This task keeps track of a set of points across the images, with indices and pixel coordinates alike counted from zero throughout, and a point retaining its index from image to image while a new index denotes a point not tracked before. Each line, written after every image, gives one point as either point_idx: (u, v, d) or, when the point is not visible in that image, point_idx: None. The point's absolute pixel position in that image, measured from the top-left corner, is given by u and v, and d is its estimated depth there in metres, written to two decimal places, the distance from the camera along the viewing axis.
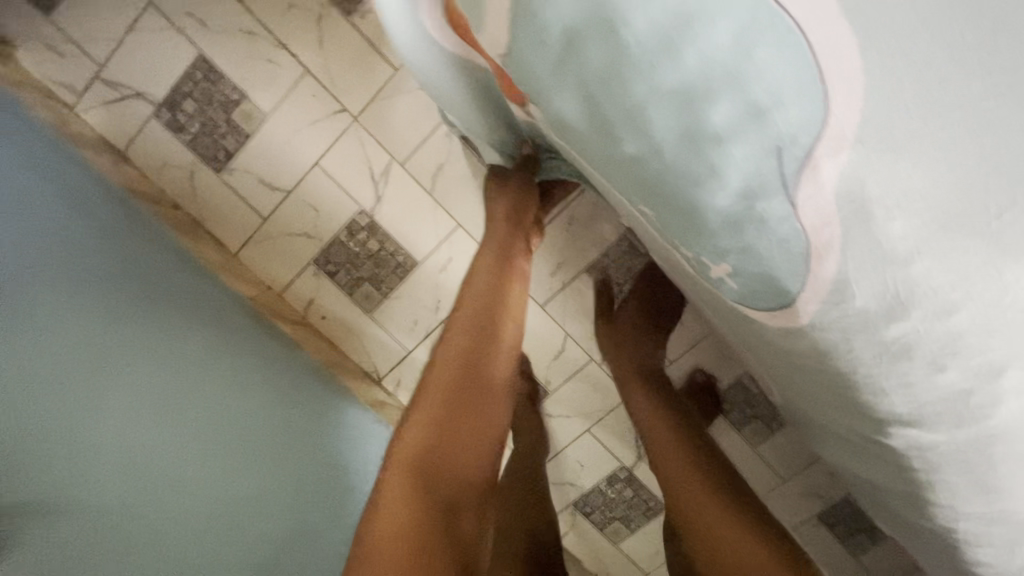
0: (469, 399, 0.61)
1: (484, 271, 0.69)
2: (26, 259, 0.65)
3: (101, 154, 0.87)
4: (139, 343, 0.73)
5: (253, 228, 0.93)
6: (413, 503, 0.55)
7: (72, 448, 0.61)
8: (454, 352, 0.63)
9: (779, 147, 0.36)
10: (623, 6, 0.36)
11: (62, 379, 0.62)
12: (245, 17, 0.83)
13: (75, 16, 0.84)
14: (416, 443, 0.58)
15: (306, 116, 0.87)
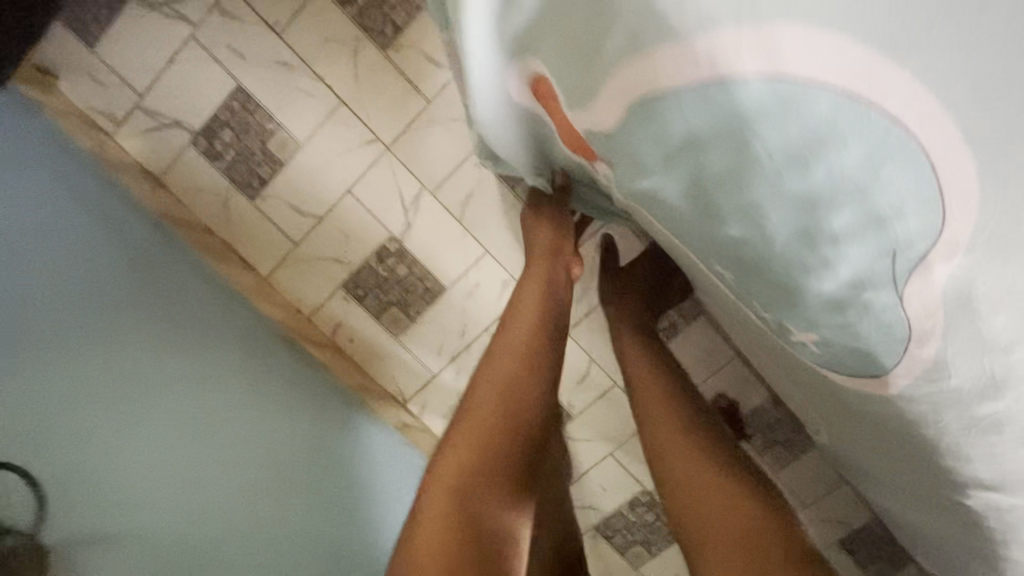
0: (512, 423, 0.62)
1: (527, 298, 0.71)
2: (73, 295, 0.74)
3: (140, 181, 0.89)
4: (181, 370, 0.80)
5: (283, 253, 0.94)
6: (452, 518, 0.55)
7: (143, 449, 0.75)
8: (500, 376, 0.65)
9: (893, 251, 0.36)
10: (754, 120, 0.35)
11: (109, 397, 0.74)
12: (281, 49, 0.85)
13: (115, 48, 0.86)
14: (457, 460, 0.59)
15: (341, 145, 0.89)
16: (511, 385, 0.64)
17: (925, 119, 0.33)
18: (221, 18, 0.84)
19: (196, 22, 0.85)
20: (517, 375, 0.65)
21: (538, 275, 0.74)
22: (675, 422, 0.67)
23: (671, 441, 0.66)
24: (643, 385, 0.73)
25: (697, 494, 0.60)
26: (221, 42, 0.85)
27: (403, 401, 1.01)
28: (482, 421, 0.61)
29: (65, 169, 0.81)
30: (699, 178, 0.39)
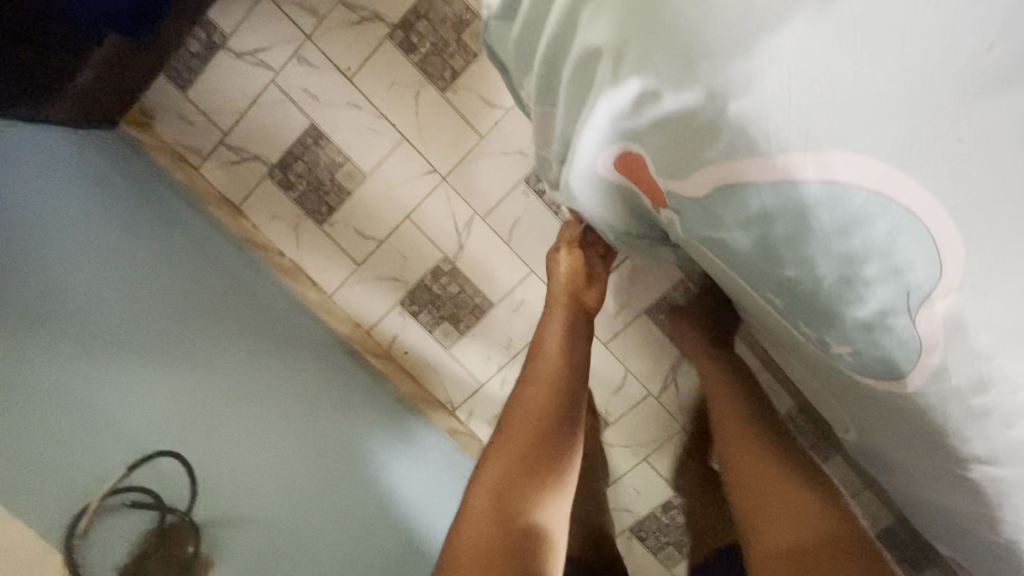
0: (540, 446, 0.73)
1: (551, 330, 0.81)
2: (160, 319, 0.80)
3: (224, 210, 1.00)
4: (256, 383, 0.87)
5: (346, 273, 1.03)
6: (490, 523, 0.67)
7: (225, 456, 0.78)
8: (531, 403, 0.75)
9: (908, 292, 0.43)
10: (809, 198, 0.41)
11: (193, 410, 0.77)
12: (351, 91, 0.96)
13: (205, 92, 0.97)
14: (494, 476, 0.71)
15: (402, 175, 0.99)
16: (539, 411, 0.75)
17: (911, 193, 0.40)
18: (298, 65, 0.95)
19: (277, 69, 0.95)
20: (545, 402, 0.75)
21: (559, 315, 0.83)
22: (742, 427, 0.75)
23: (740, 443, 0.73)
24: (714, 394, 0.80)
25: (758, 489, 0.69)
26: (299, 86, 0.96)
27: (452, 408, 1.10)
28: (515, 442, 0.73)
29: (164, 204, 0.93)
30: (768, 237, 0.46)
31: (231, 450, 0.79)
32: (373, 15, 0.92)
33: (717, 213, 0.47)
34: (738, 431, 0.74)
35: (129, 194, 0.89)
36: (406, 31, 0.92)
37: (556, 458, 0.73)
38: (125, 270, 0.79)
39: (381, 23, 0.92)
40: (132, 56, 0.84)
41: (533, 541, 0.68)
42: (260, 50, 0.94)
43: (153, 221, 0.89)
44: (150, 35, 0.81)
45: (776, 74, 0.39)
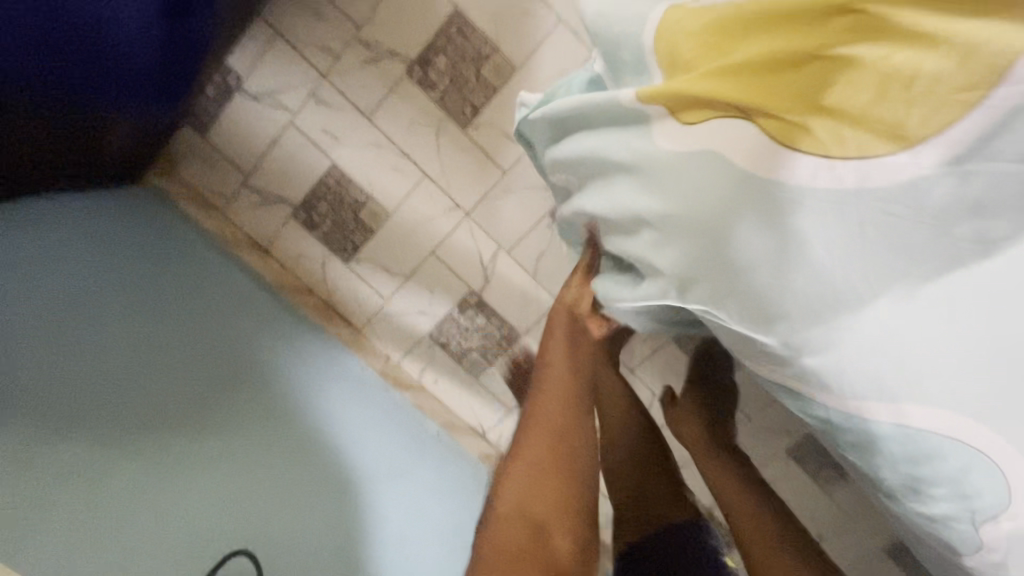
0: (558, 459, 0.65)
1: (556, 345, 0.72)
2: (197, 384, 0.85)
3: (254, 253, 1.01)
4: (285, 414, 0.91)
5: (375, 308, 1.05)
6: (516, 550, 0.61)
7: (252, 491, 0.84)
8: (548, 415, 0.67)
9: (973, 513, 0.42)
10: (878, 430, 0.42)
11: (219, 462, 0.83)
12: (371, 130, 0.94)
13: (226, 137, 0.96)
14: (519, 491, 0.64)
15: (427, 211, 0.98)
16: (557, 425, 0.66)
17: (989, 443, 0.39)
18: (317, 105, 0.93)
19: (296, 110, 0.94)
20: (562, 416, 0.67)
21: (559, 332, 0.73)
22: (753, 516, 0.74)
23: (759, 537, 0.72)
24: (727, 487, 0.79)
25: None
26: (318, 127, 0.94)
27: (483, 431, 1.13)
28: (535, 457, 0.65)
29: (193, 254, 0.94)
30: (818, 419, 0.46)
31: (218, 488, 0.81)
32: (390, 51, 0.89)
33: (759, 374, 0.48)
34: (762, 531, 0.72)
35: (162, 248, 0.91)
36: (425, 67, 0.89)
37: (581, 471, 0.65)
38: (158, 339, 0.83)
39: (399, 60, 0.89)
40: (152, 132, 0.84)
41: (564, 557, 0.61)
42: (276, 93, 0.93)
43: (182, 276, 0.90)
44: (164, 109, 0.79)
45: (852, 343, 0.40)
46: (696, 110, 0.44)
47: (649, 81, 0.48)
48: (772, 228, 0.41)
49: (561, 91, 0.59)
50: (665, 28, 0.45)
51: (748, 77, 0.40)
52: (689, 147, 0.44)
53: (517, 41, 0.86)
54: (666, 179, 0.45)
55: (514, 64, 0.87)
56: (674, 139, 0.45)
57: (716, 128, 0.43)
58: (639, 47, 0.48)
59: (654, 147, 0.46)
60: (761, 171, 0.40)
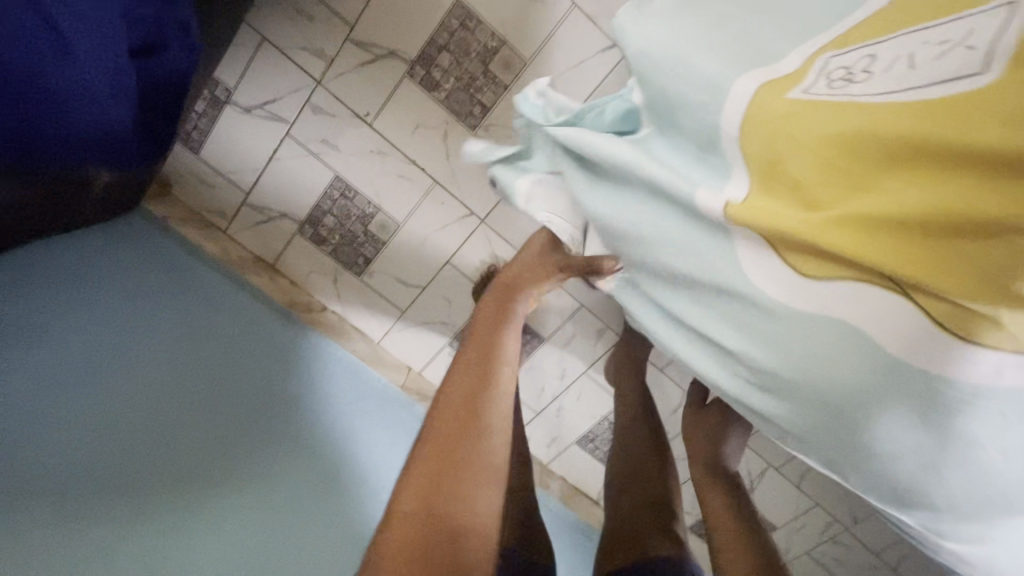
0: (471, 428, 0.58)
1: (480, 326, 0.69)
2: (214, 427, 0.84)
3: (260, 274, 0.98)
4: (296, 451, 0.89)
5: (392, 320, 1.02)
6: (421, 536, 0.51)
7: (260, 525, 0.84)
8: (467, 370, 0.64)
9: None
10: None
11: (230, 496, 0.82)
12: (373, 137, 0.87)
13: (220, 153, 0.90)
14: (419, 485, 0.54)
15: (438, 221, 0.92)
16: (466, 402, 0.60)
17: None
18: (313, 114, 0.86)
19: (292, 121, 0.87)
20: (474, 393, 0.61)
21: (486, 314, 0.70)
22: (740, 550, 0.73)
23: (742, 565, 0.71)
24: (715, 515, 0.78)
25: None
26: (316, 137, 0.88)
27: None
28: (441, 438, 0.57)
29: (193, 282, 0.90)
30: (879, 493, 0.42)
31: (226, 523, 0.81)
32: (387, 51, 0.80)
33: (829, 461, 0.43)
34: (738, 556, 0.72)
35: (165, 283, 0.88)
36: (428, 66, 0.81)
37: (495, 424, 0.60)
38: (168, 388, 0.82)
39: (397, 59, 0.81)
40: (131, 181, 0.79)
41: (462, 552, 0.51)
42: (268, 103, 0.86)
43: (190, 305, 0.89)
44: (145, 166, 0.73)
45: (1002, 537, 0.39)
46: (824, 266, 0.38)
47: (723, 172, 0.44)
48: (926, 426, 0.37)
49: (593, 116, 0.56)
50: (756, 126, 0.41)
51: (892, 237, 0.35)
52: (815, 309, 0.39)
53: (525, 32, 0.77)
54: (785, 336, 0.41)
55: (523, 58, 0.79)
56: (789, 291, 0.40)
57: (857, 293, 0.37)
58: (713, 128, 0.43)
59: (760, 294, 0.41)
60: (914, 360, 0.36)
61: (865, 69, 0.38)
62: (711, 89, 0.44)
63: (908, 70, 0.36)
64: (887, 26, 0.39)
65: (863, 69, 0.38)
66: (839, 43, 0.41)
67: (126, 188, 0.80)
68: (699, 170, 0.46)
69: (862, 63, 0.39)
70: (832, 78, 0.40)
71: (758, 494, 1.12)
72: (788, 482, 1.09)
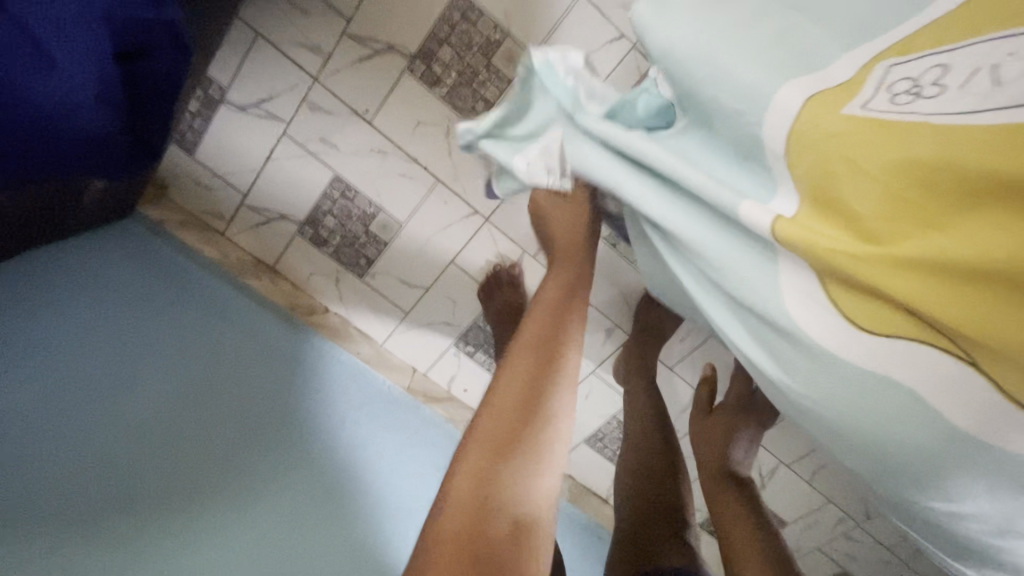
0: (536, 409, 0.54)
1: (547, 296, 0.63)
2: (215, 434, 0.83)
3: (262, 277, 0.96)
4: (296, 457, 0.87)
5: (395, 321, 1.01)
6: (473, 524, 0.48)
7: (261, 533, 0.82)
8: (532, 343, 0.58)
9: None
10: None
11: (229, 504, 0.81)
12: (373, 136, 0.84)
13: (215, 154, 0.88)
14: (478, 463, 0.51)
15: (441, 220, 0.90)
16: (530, 387, 0.55)
17: None
18: (311, 112, 0.83)
19: (289, 120, 0.84)
20: (539, 377, 0.56)
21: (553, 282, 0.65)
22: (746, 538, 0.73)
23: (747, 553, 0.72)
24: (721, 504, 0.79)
25: None
26: (315, 136, 0.85)
27: None
28: (500, 422, 0.53)
29: (190, 287, 0.88)
30: (915, 519, 0.39)
31: (227, 533, 0.79)
32: (386, 46, 0.77)
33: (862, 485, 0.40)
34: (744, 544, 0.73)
35: (162, 289, 0.86)
36: (428, 61, 0.78)
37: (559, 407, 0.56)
38: (168, 396, 0.81)
39: (397, 54, 0.78)
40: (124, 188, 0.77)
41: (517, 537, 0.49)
42: (264, 101, 0.83)
43: (189, 311, 0.87)
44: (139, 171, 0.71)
45: None
46: (883, 318, 0.35)
47: (770, 188, 0.41)
48: (992, 487, 0.34)
49: (627, 111, 0.55)
50: (807, 145, 0.38)
51: (963, 288, 0.31)
52: (870, 362, 0.35)
53: (530, 24, 0.74)
54: (845, 393, 0.37)
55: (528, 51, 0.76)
56: (847, 346, 0.36)
57: (918, 353, 0.34)
58: (756, 140, 0.41)
59: (802, 332, 0.38)
60: (971, 427, 0.33)
61: (936, 82, 0.34)
62: (745, 95, 0.41)
63: (991, 86, 0.31)
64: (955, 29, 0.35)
65: (934, 82, 0.34)
66: (900, 49, 0.37)
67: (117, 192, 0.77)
68: (748, 182, 0.43)
69: (934, 74, 0.34)
70: (896, 91, 0.35)
71: (771, 494, 1.10)
72: (800, 479, 1.07)
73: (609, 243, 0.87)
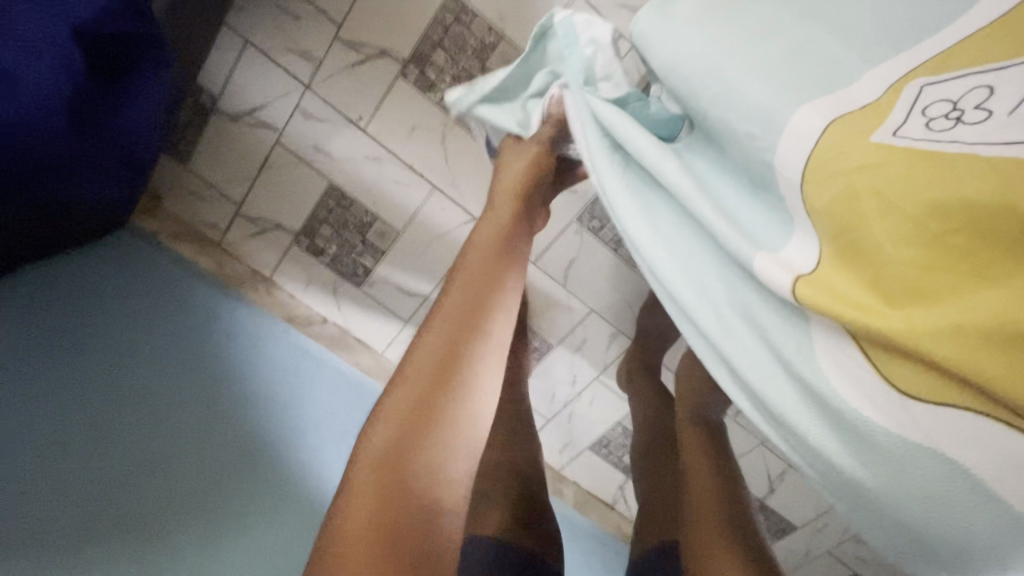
0: (455, 377, 0.47)
1: (479, 248, 0.55)
2: (214, 448, 0.81)
3: (258, 289, 0.95)
4: (291, 467, 0.86)
5: (394, 329, 0.99)
6: (380, 512, 0.42)
7: (263, 546, 0.80)
8: (456, 302, 0.50)
9: None
10: None
11: (227, 520, 0.79)
12: (368, 142, 0.82)
13: (207, 163, 0.86)
14: (386, 444, 0.44)
15: (438, 227, 0.88)
16: (446, 358, 0.47)
17: None
18: (304, 119, 0.81)
19: (282, 127, 0.82)
20: (462, 337, 0.49)
21: (488, 233, 0.57)
22: (706, 477, 0.70)
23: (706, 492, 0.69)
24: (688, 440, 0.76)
25: (700, 524, 0.65)
26: (309, 143, 0.83)
27: None
28: (412, 402, 0.45)
29: (186, 301, 0.88)
30: None
31: (227, 548, 0.77)
32: (378, 50, 0.75)
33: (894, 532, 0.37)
34: (701, 479, 0.70)
35: (160, 301, 0.86)
36: (422, 66, 0.75)
37: (484, 373, 0.49)
38: (168, 410, 0.80)
39: (390, 59, 0.75)
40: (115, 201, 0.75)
41: (428, 525, 0.43)
42: (257, 109, 0.81)
43: (185, 323, 0.86)
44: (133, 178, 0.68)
45: None
46: (926, 380, 0.30)
47: (786, 228, 0.38)
48: None
49: (638, 104, 0.53)
50: (830, 174, 0.35)
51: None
52: (902, 428, 0.31)
53: (525, 26, 0.72)
54: (894, 476, 0.32)
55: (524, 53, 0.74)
56: (888, 415, 0.32)
57: (965, 424, 0.29)
58: (768, 167, 0.38)
59: (822, 382, 0.34)
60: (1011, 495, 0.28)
61: (980, 107, 0.31)
62: (759, 114, 0.39)
63: None
64: (991, 48, 0.32)
65: (976, 107, 0.31)
66: (936, 66, 0.34)
67: (110, 209, 0.76)
68: (761, 217, 0.40)
69: (976, 98, 0.31)
70: (932, 114, 0.32)
71: (781, 498, 1.08)
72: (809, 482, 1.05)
73: (611, 248, 0.85)
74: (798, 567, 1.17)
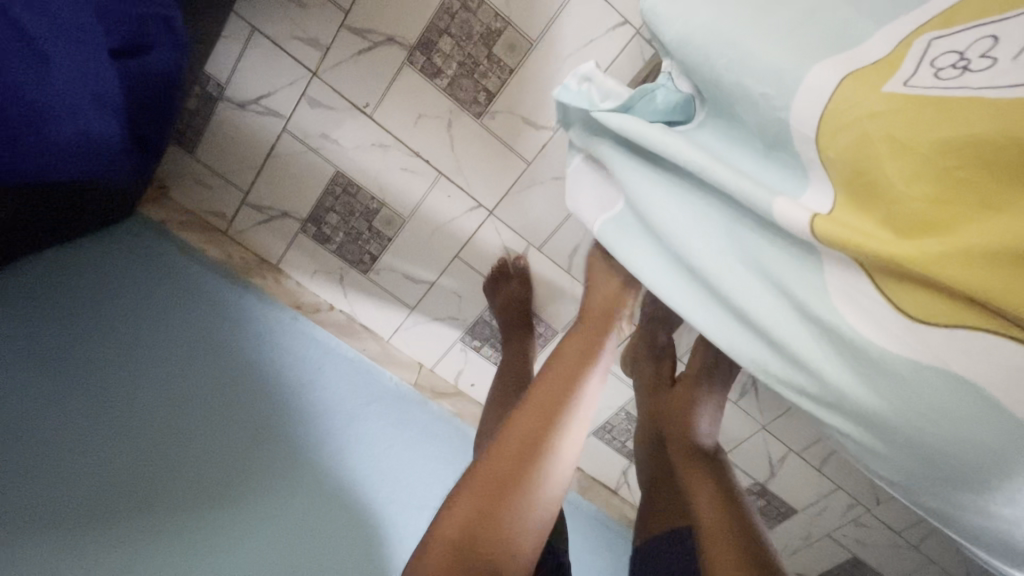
0: (533, 466, 0.55)
1: (568, 354, 0.64)
2: (226, 429, 0.83)
3: (266, 276, 0.96)
4: (307, 464, 0.87)
5: (400, 316, 1.01)
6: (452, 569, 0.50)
7: (273, 525, 0.82)
8: (540, 398, 0.60)
9: None
10: None
11: (239, 502, 0.81)
12: (374, 130, 0.83)
13: (215, 152, 0.87)
14: (466, 515, 0.52)
15: (444, 215, 0.89)
16: (525, 446, 0.56)
17: None
18: (311, 107, 0.82)
19: (289, 115, 0.83)
20: (542, 429, 0.57)
21: (573, 345, 0.65)
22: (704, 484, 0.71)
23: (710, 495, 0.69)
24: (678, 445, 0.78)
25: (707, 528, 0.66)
26: (316, 131, 0.84)
27: None
28: (491, 475, 0.54)
29: (195, 289, 0.89)
30: (931, 512, 0.38)
31: (235, 521, 0.80)
32: (386, 37, 0.76)
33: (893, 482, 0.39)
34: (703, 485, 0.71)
35: (167, 286, 0.87)
36: (428, 52, 0.76)
37: (556, 469, 0.57)
38: (177, 386, 0.82)
39: (397, 45, 0.76)
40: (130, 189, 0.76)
41: None
42: (264, 97, 0.82)
43: (191, 306, 0.87)
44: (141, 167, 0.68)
45: None
46: (935, 304, 0.32)
47: (802, 178, 0.40)
48: None
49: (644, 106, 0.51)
50: (841, 127, 0.36)
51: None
52: (915, 354, 0.33)
53: (530, 12, 0.72)
54: (907, 398, 0.34)
55: (529, 40, 0.74)
56: (901, 341, 0.33)
57: (970, 342, 0.31)
58: (785, 128, 0.40)
59: (838, 320, 0.36)
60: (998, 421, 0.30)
61: (986, 55, 0.32)
62: (772, 81, 0.40)
63: None
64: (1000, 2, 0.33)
65: (983, 55, 0.32)
66: (944, 22, 0.35)
67: (118, 199, 0.77)
68: (776, 174, 0.42)
69: (982, 47, 0.32)
70: (940, 66, 0.34)
71: (782, 482, 1.10)
72: (810, 467, 1.06)
73: None
74: (799, 550, 1.20)
